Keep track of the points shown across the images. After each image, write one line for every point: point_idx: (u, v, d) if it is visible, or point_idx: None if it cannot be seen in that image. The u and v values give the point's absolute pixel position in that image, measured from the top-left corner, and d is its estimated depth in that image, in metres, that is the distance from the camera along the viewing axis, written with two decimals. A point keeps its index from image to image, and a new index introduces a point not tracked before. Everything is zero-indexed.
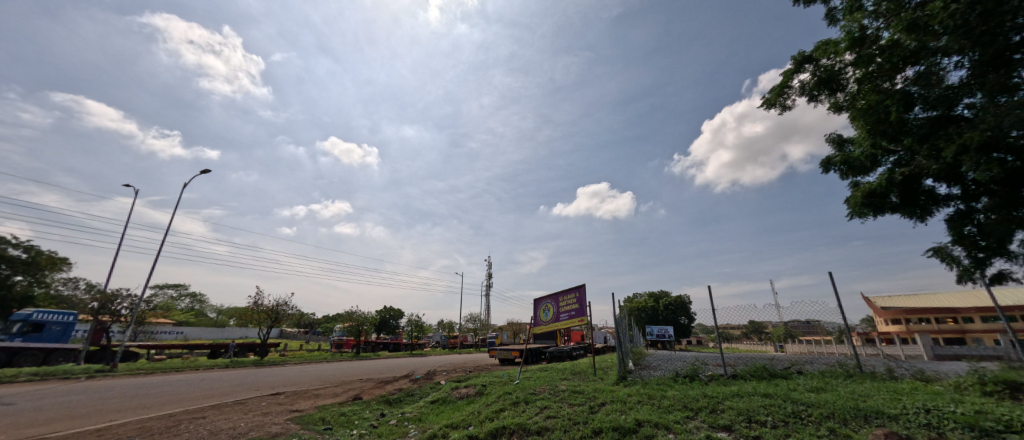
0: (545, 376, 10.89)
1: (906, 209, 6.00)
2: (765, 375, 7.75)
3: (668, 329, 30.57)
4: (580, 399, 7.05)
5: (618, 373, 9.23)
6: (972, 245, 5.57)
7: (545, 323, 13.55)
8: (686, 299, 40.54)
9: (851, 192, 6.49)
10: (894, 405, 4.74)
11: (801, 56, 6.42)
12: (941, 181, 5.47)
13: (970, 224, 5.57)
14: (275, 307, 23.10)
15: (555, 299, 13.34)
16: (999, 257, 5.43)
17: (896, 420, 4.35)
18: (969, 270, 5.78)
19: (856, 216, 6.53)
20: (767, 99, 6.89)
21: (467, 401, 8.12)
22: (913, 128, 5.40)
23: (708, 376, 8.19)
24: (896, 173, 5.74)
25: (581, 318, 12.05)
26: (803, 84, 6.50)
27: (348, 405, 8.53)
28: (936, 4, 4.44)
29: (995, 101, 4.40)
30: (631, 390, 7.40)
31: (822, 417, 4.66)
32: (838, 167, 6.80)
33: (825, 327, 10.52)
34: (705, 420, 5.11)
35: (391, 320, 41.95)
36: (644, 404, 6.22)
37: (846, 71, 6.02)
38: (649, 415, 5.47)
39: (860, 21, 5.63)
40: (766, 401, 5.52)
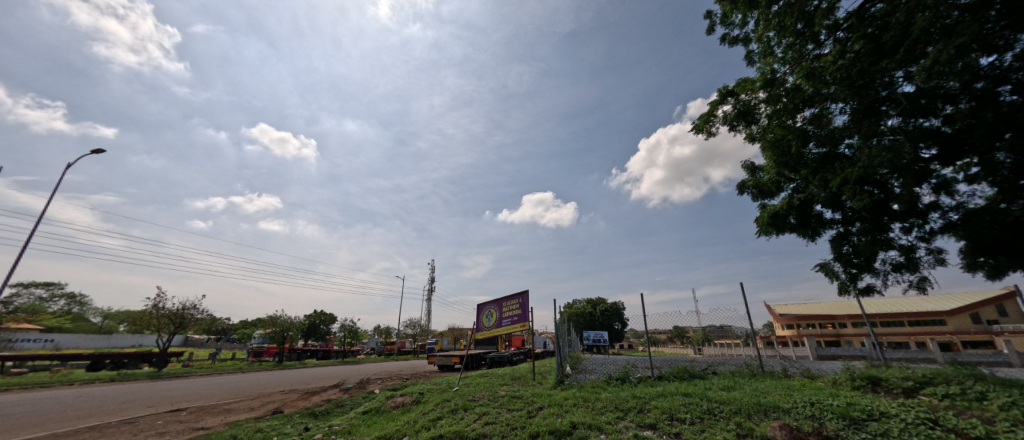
0: (484, 382, 10.84)
1: (802, 230, 6.99)
2: (686, 375, 8.49)
3: (602, 334, 32.05)
4: (517, 404, 7.11)
5: (556, 377, 9.52)
6: (848, 262, 6.66)
7: (487, 329, 13.56)
8: (620, 305, 43.01)
9: (760, 212, 7.43)
10: (786, 400, 5.44)
11: (724, 90, 7.28)
12: (828, 207, 6.47)
13: (846, 244, 6.65)
14: (181, 310, 20.31)
15: (499, 305, 13.35)
16: (867, 273, 6.56)
17: (788, 412, 5.02)
18: (845, 284, 6.87)
19: (763, 234, 7.50)
20: (695, 124, 7.69)
21: (402, 409, 7.79)
22: (808, 161, 6.34)
23: (637, 377, 8.76)
24: (795, 198, 6.72)
25: (523, 323, 12.25)
26: (725, 114, 7.38)
27: (266, 419, 7.71)
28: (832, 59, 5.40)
29: (867, 142, 5.40)
30: (568, 393, 7.67)
31: (731, 412, 5.23)
32: (750, 190, 7.74)
33: (736, 332, 11.79)
34: (634, 420, 5.46)
35: (321, 325, 38.72)
36: (579, 407, 6.46)
37: (759, 107, 6.94)
38: (583, 417, 5.69)
39: (772, 65, 6.56)
40: (686, 400, 6.04)
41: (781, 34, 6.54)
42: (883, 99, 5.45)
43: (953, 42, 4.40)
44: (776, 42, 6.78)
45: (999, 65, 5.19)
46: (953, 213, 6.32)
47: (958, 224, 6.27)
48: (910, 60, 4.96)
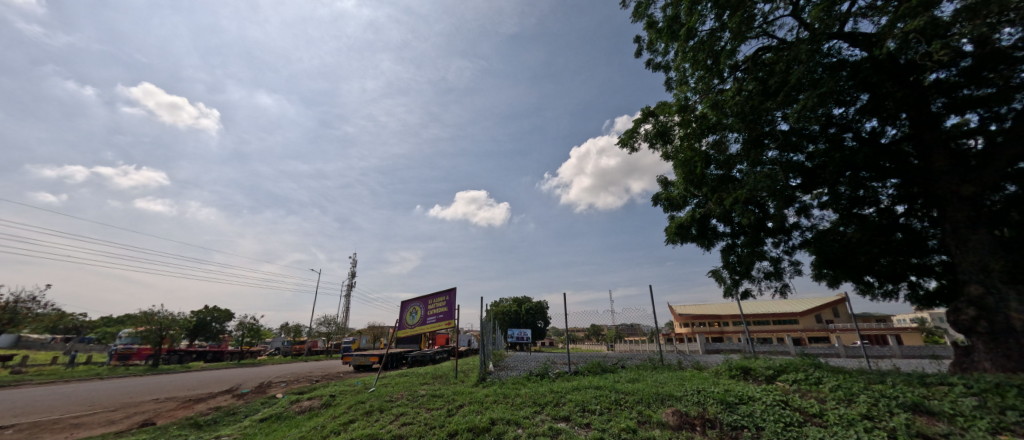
0: (404, 381, 10.45)
1: (700, 241, 8.02)
2: (599, 370, 9.17)
3: (526, 332, 33.07)
4: (437, 403, 6.99)
5: (478, 375, 9.58)
6: (733, 269, 7.80)
7: (410, 327, 13.10)
8: (544, 304, 44.85)
9: (669, 223, 8.35)
10: (679, 389, 6.19)
11: (647, 109, 8.02)
12: (721, 222, 7.52)
13: (733, 254, 7.78)
14: (10, 304, 16.01)
15: (424, 302, 13.00)
16: (746, 279, 7.76)
17: (680, 399, 5.72)
18: (730, 288, 8.03)
19: (670, 242, 8.43)
20: (621, 138, 8.35)
21: (309, 414, 7.13)
22: (709, 181, 7.30)
23: (556, 373, 9.23)
24: (696, 212, 7.69)
25: (449, 321, 12.09)
26: (646, 132, 8.14)
27: (130, 435, 6.45)
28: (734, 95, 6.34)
29: (753, 168, 6.43)
30: (489, 390, 7.76)
31: (635, 402, 5.80)
32: (662, 203, 8.65)
33: (643, 329, 13.07)
34: (550, 413, 5.73)
35: (214, 323, 33.67)
36: (499, 403, 6.58)
37: (673, 129, 7.80)
38: (502, 413, 5.80)
39: (686, 93, 7.42)
40: (597, 393, 6.52)
41: (695, 67, 7.46)
42: (766, 134, 6.54)
43: (816, 93, 5.47)
44: (689, 74, 7.72)
45: (843, 117, 6.60)
46: (807, 232, 7.83)
47: (811, 241, 7.78)
48: (787, 104, 6.04)
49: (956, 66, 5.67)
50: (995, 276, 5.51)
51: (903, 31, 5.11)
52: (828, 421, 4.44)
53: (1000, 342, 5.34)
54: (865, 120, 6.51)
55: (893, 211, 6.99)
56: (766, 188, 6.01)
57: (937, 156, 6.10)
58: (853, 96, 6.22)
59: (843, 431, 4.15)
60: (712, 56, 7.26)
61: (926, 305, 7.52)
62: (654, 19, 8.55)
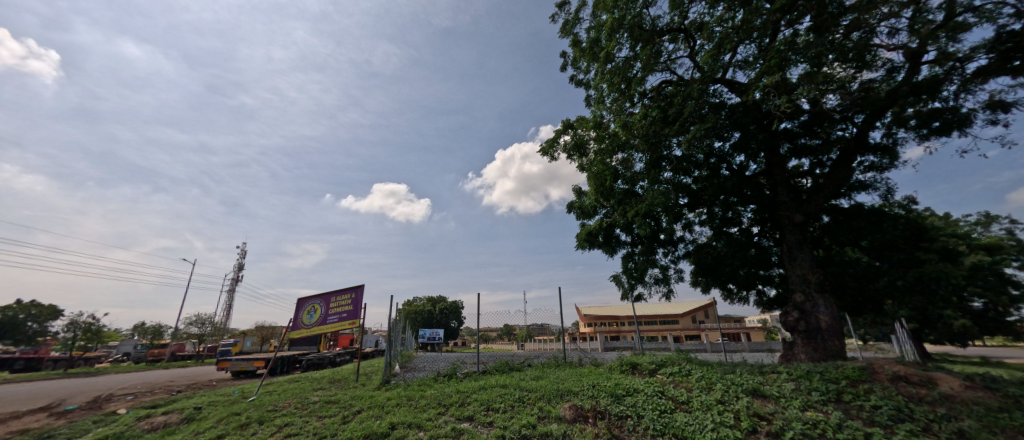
0: (294, 387, 9.35)
1: (606, 248, 8.77)
2: (506, 369, 9.39)
3: (439, 332, 32.37)
4: (330, 410, 6.38)
5: (381, 377, 9.03)
6: (630, 275, 8.69)
7: (306, 327, 11.81)
8: (459, 304, 44.54)
9: (580, 230, 8.97)
10: (577, 385, 6.64)
11: (567, 122, 8.53)
12: (624, 232, 8.33)
13: (631, 261, 8.66)
14: None
15: (325, 300, 11.84)
16: (640, 284, 8.71)
17: (577, 394, 6.14)
18: (627, 291, 8.93)
19: (580, 248, 9.05)
20: (543, 146, 8.73)
21: (162, 432, 5.91)
22: (616, 194, 8.03)
23: (464, 373, 9.18)
24: (604, 221, 8.40)
25: (353, 321, 11.21)
26: (565, 143, 8.65)
27: None
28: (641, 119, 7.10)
29: (652, 186, 7.25)
30: (391, 394, 7.35)
31: (537, 398, 6.06)
32: (575, 211, 9.27)
33: (551, 329, 13.77)
34: (454, 414, 5.66)
35: (26, 322, 25.98)
36: (400, 407, 6.27)
37: (589, 143, 8.42)
38: (403, 416, 5.55)
39: (602, 111, 8.09)
40: (502, 391, 6.65)
41: (610, 89, 8.17)
42: (664, 157, 7.44)
43: (702, 127, 6.42)
44: (606, 95, 8.43)
45: (721, 150, 7.86)
46: (689, 245, 9.11)
47: (692, 252, 9.08)
48: (681, 133, 6.96)
49: (797, 120, 7.17)
50: (812, 286, 7.07)
51: (765, 86, 6.29)
52: (692, 406, 5.18)
53: (812, 338, 6.84)
54: (736, 155, 7.86)
55: (750, 231, 8.53)
56: (661, 204, 6.84)
57: (781, 189, 7.63)
58: (729, 133, 7.45)
59: (703, 414, 4.89)
60: (625, 81, 8.03)
61: (768, 308, 9.32)
62: (579, 38, 9.14)
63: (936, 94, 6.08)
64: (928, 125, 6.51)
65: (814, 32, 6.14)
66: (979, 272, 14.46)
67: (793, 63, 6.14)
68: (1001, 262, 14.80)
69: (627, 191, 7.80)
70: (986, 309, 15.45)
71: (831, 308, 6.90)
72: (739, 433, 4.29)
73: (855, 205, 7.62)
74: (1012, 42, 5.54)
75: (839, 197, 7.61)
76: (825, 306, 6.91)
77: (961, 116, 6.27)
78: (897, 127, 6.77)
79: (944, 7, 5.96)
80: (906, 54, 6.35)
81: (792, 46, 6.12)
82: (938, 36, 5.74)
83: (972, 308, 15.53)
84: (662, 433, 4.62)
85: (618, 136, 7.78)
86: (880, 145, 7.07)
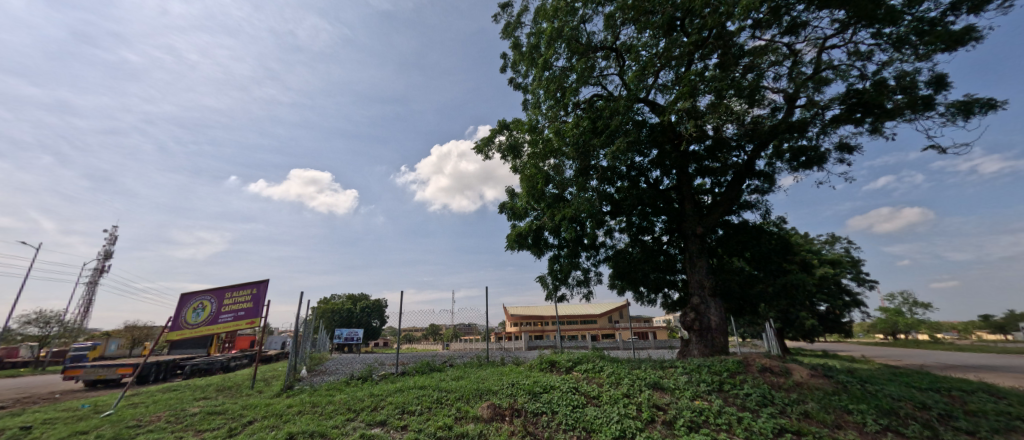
0: (169, 398, 7.94)
1: (534, 250, 8.99)
2: (427, 369, 9.09)
3: (358, 331, 30.31)
4: (213, 422, 5.51)
5: (283, 382, 8.12)
6: (555, 276, 9.03)
7: (191, 327, 10.17)
8: (382, 302, 42.30)
9: (511, 230, 9.10)
10: (497, 384, 6.67)
11: (503, 122, 8.59)
12: (551, 234, 8.63)
13: (557, 263, 9.00)
14: None
15: (217, 296, 10.33)
16: (564, 285, 9.09)
17: (496, 393, 6.16)
18: (551, 292, 9.25)
19: (509, 248, 9.16)
20: (477, 144, 8.66)
21: None
22: (546, 197, 8.28)
23: (380, 375, 8.66)
24: (533, 224, 8.61)
25: (252, 319, 9.94)
26: (500, 143, 8.69)
27: None
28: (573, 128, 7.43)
29: (579, 192, 7.62)
30: (293, 400, 6.63)
31: (455, 399, 5.94)
32: (507, 211, 9.37)
33: (477, 329, 13.71)
34: (364, 419, 5.27)
35: None
36: (302, 414, 5.67)
37: (523, 145, 8.57)
38: (305, 425, 5.01)
39: (537, 116, 8.30)
40: (420, 392, 6.40)
41: (546, 95, 8.41)
42: (591, 166, 7.87)
43: (625, 141, 6.92)
44: (542, 100, 8.67)
45: (641, 164, 8.58)
46: (609, 250, 9.77)
47: (611, 257, 9.75)
48: (607, 144, 7.43)
49: (703, 144, 8.12)
50: (707, 290, 8.05)
51: (679, 110, 7.00)
52: (602, 401, 5.51)
53: (704, 336, 7.78)
54: (653, 170, 8.64)
55: (661, 240, 9.44)
56: (587, 210, 7.21)
57: (687, 204, 8.56)
58: (648, 150, 8.17)
59: (611, 407, 5.23)
60: (560, 90, 8.33)
61: (671, 310, 10.39)
62: (519, 42, 9.27)
63: (804, 134, 7.35)
64: (797, 159, 7.84)
65: (720, 68, 7.00)
66: (825, 282, 17.87)
67: (703, 92, 6.92)
68: (839, 274, 18.51)
69: (557, 195, 8.10)
70: (828, 312, 19.13)
71: (720, 310, 7.92)
72: (639, 423, 4.67)
73: (742, 221, 8.87)
74: (855, 98, 6.92)
75: (731, 214, 8.78)
76: (715, 308, 7.91)
77: (820, 154, 7.65)
78: (776, 158, 8.04)
79: (813, 63, 7.24)
80: (785, 97, 7.56)
81: (702, 77, 6.90)
82: (808, 85, 6.94)
83: (819, 310, 19.12)
84: (573, 427, 4.83)
85: (551, 142, 8.04)
86: (763, 172, 8.34)
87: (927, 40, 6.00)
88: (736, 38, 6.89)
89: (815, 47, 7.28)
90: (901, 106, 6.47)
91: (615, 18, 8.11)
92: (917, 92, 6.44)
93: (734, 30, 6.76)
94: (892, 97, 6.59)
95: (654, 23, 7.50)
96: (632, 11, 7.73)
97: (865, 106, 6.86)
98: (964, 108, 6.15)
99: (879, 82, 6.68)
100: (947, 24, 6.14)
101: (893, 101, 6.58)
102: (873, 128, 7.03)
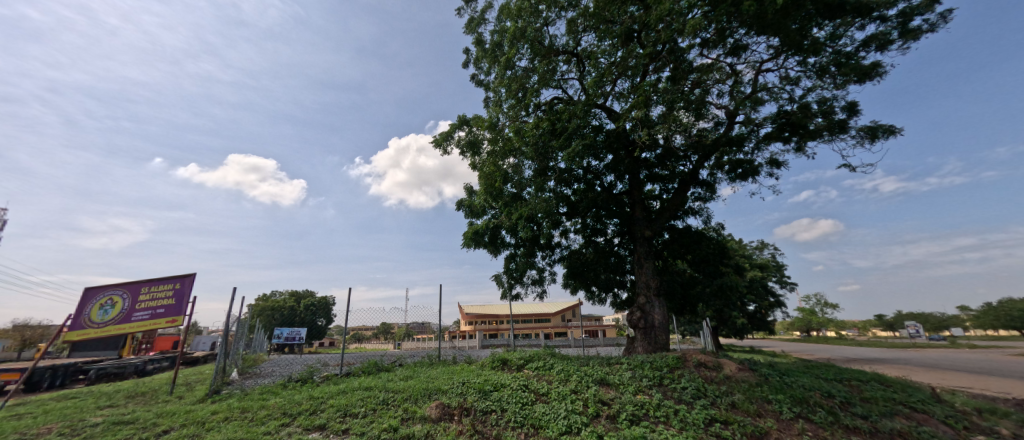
0: (64, 407, 6.91)
1: (490, 248, 8.96)
2: (374, 370, 8.72)
3: (301, 330, 28.42)
4: (119, 433, 4.87)
5: (209, 387, 7.38)
6: (511, 275, 9.07)
7: (106, 324, 9.26)
8: (330, 300, 40.09)
9: (467, 228, 9.01)
10: (447, 383, 6.55)
11: (463, 118, 8.47)
12: (508, 233, 8.65)
13: (512, 261, 9.05)
14: None
15: (132, 291, 9.28)
16: (518, 284, 9.15)
17: (445, 392, 6.05)
18: (506, 290, 9.28)
19: (465, 246, 9.06)
20: (436, 139, 8.48)
21: None
22: (504, 196, 8.28)
23: (322, 377, 8.18)
24: (490, 222, 8.59)
25: (176, 317, 8.87)
26: (459, 139, 8.57)
27: None
28: (533, 129, 7.54)
29: (537, 192, 7.71)
30: (219, 406, 6.04)
31: (402, 399, 5.75)
32: (465, 208, 9.28)
33: (430, 327, 13.41)
34: (301, 423, 4.94)
35: None
36: (229, 421, 5.18)
37: (483, 143, 8.52)
38: (232, 433, 4.59)
39: (498, 114, 8.29)
40: (365, 394, 6.12)
41: (508, 94, 8.43)
42: (550, 167, 7.99)
43: (582, 144, 7.12)
44: (503, 99, 8.66)
45: (596, 168, 8.88)
46: (564, 250, 10.00)
47: (565, 257, 10.00)
48: (565, 147, 7.59)
49: (654, 152, 8.57)
50: (652, 290, 8.50)
51: (633, 118, 7.32)
52: (550, 397, 5.61)
53: (648, 334, 8.21)
54: (608, 174, 8.98)
55: (613, 242, 9.83)
56: (543, 210, 7.33)
57: (638, 208, 8.99)
58: (603, 155, 8.48)
59: (558, 403, 5.35)
60: (521, 90, 8.37)
61: (620, 309, 10.85)
62: (483, 39, 9.20)
63: (741, 148, 8.01)
64: (735, 171, 8.53)
65: (672, 81, 7.42)
66: (754, 284, 19.68)
67: (655, 103, 7.29)
68: (766, 277, 20.45)
69: (515, 194, 8.13)
70: (756, 312, 21.08)
71: (663, 309, 8.40)
72: (585, 418, 4.80)
73: (686, 226, 9.49)
74: (785, 119, 7.66)
75: (676, 219, 9.35)
76: (659, 307, 8.38)
77: (754, 167, 8.39)
78: (717, 169, 8.69)
79: (751, 83, 7.91)
80: (726, 113, 8.19)
81: (655, 89, 7.28)
82: (746, 103, 7.57)
83: (749, 310, 21.00)
84: (521, 424, 4.86)
85: (511, 141, 8.07)
86: (706, 181, 8.97)
87: (844, 71, 6.79)
88: (686, 54, 7.33)
89: (753, 69, 7.96)
90: (821, 128, 7.27)
91: (577, 24, 8.31)
92: (834, 116, 7.27)
93: (684, 47, 7.20)
94: (814, 119, 7.37)
95: (613, 32, 7.77)
96: (592, 19, 7.96)
97: (792, 126, 7.62)
98: (869, 133, 7.04)
99: (804, 105, 7.45)
100: (859, 58, 6.99)
101: (815, 123, 7.37)
102: (799, 146, 7.83)
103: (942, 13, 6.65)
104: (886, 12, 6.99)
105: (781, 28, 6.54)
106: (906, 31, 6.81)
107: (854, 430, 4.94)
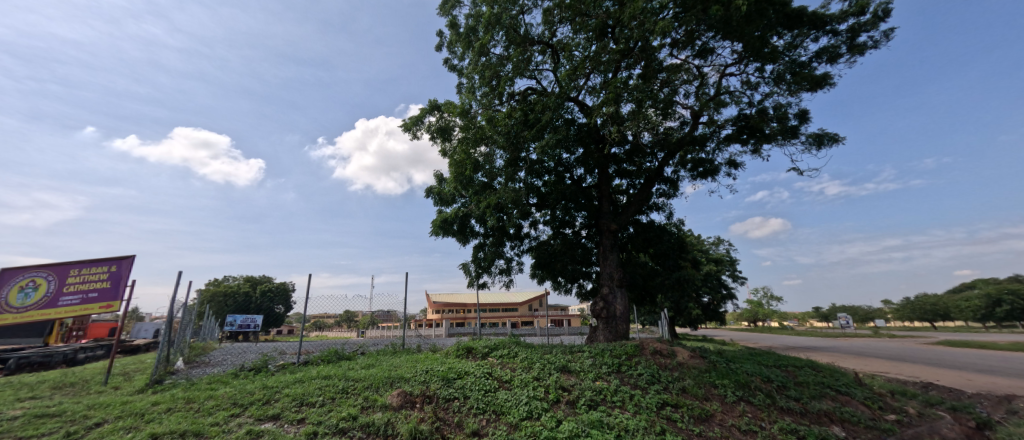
0: None
1: (459, 237, 8.88)
2: (334, 358, 8.47)
3: (255, 318, 27.02)
4: (42, 427, 4.46)
5: (150, 376, 6.91)
6: (478, 264, 9.05)
7: (31, 308, 8.39)
8: (289, 286, 38.36)
9: (436, 216, 8.88)
10: (410, 371, 6.49)
11: (434, 103, 8.25)
12: (477, 222, 8.60)
13: (480, 250, 9.02)
14: None
15: (59, 273, 8.44)
16: (486, 273, 9.17)
17: (408, 380, 6.00)
18: (474, 279, 9.26)
19: (434, 235, 8.95)
20: (406, 122, 8.22)
21: None
22: (475, 185, 8.20)
23: (278, 366, 7.85)
24: (460, 210, 8.50)
25: (110, 303, 8.03)
26: (430, 124, 8.36)
27: None
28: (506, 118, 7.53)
29: (507, 182, 7.72)
30: (161, 397, 5.68)
31: (363, 388, 5.65)
32: (434, 196, 9.12)
33: (394, 315, 13.14)
34: (253, 414, 4.73)
35: None
36: (172, 412, 4.88)
37: (453, 128, 8.36)
38: (176, 425, 4.32)
39: (470, 101, 8.15)
40: (323, 382, 5.94)
41: (481, 82, 8.29)
42: (521, 158, 7.99)
43: (555, 137, 7.15)
44: (476, 86, 8.51)
45: (566, 161, 8.99)
46: (532, 241, 10.11)
47: (534, 248, 10.13)
48: (537, 138, 7.60)
49: (623, 147, 8.77)
50: (615, 282, 8.79)
51: (604, 114, 7.44)
52: (512, 384, 5.72)
53: (610, 323, 8.50)
54: (578, 167, 9.10)
55: (580, 234, 10.03)
56: (514, 200, 7.34)
57: (605, 202, 9.20)
58: (574, 148, 8.60)
59: (522, 389, 5.47)
60: (495, 78, 8.25)
61: (584, 299, 11.16)
62: (457, 21, 8.94)
63: (703, 148, 8.40)
64: (697, 169, 8.93)
65: (642, 80, 7.60)
66: (709, 277, 20.87)
67: (625, 100, 7.42)
68: (720, 271, 21.71)
69: (485, 183, 8.10)
70: (710, 303, 22.40)
71: (625, 299, 8.72)
72: (545, 404, 4.93)
73: (650, 221, 9.85)
74: (744, 122, 8.07)
75: (641, 213, 9.68)
76: (621, 298, 8.70)
77: (713, 167, 8.81)
78: (680, 167, 9.05)
79: (715, 86, 8.24)
80: (691, 114, 8.52)
81: (626, 86, 7.40)
82: (709, 105, 7.90)
83: (703, 301, 22.30)
84: (483, 411, 4.93)
85: (483, 129, 7.94)
86: (669, 178, 9.33)
87: (797, 80, 7.26)
88: (657, 53, 7.48)
89: (718, 72, 8.29)
90: (776, 132, 7.75)
91: (553, 14, 8.25)
92: (787, 122, 7.75)
93: (656, 47, 7.34)
94: (770, 124, 7.83)
95: (588, 26, 7.79)
96: (568, 11, 7.93)
97: (750, 129, 8.03)
98: (817, 140, 7.57)
99: (762, 109, 7.89)
100: (812, 68, 7.46)
101: (770, 127, 7.83)
102: (755, 149, 8.29)
103: (885, 30, 7.22)
104: (838, 27, 7.48)
105: (744, 34, 6.84)
106: (853, 46, 7.34)
107: (787, 410, 5.42)
